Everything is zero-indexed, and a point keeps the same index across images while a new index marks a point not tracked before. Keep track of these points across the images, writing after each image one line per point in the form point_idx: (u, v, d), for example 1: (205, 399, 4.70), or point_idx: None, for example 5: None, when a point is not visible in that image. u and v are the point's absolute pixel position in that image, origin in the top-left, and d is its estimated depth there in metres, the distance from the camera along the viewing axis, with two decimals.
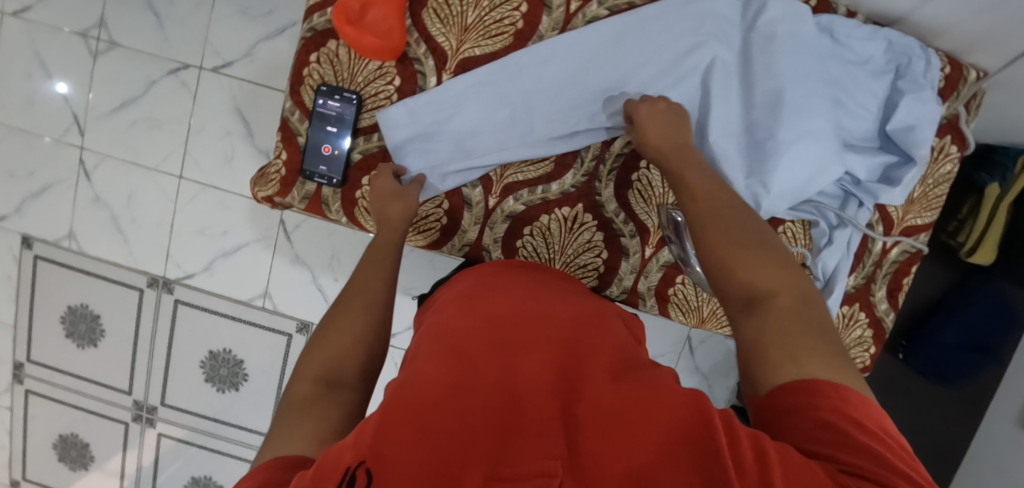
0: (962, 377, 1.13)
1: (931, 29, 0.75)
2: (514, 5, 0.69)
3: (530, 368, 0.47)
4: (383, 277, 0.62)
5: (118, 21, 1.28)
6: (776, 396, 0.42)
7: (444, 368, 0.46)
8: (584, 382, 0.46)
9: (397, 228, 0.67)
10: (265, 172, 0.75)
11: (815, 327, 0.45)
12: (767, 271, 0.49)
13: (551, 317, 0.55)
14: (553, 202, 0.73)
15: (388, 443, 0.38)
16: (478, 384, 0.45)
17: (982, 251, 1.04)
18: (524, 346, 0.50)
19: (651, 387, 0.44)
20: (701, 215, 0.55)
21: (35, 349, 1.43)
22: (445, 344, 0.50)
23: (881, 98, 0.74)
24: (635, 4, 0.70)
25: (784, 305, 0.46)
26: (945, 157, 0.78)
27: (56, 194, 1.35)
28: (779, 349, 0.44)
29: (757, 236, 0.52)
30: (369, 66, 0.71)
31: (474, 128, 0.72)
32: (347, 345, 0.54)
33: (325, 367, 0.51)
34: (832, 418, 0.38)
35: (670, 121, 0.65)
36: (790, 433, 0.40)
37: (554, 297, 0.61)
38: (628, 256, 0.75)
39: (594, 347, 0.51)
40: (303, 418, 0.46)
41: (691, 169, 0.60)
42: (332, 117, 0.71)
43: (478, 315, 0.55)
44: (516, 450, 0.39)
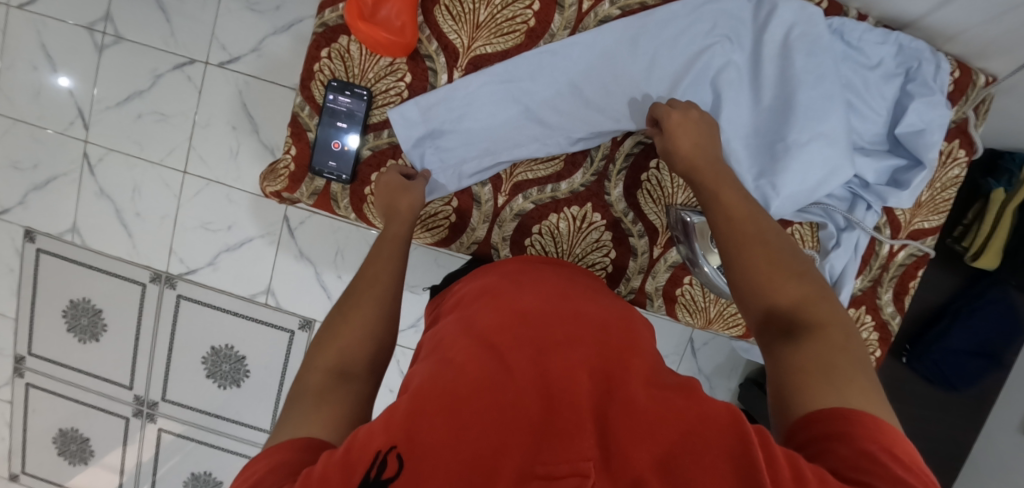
0: (966, 383, 1.13)
1: (941, 33, 0.75)
2: (526, 3, 0.69)
3: (564, 363, 0.47)
4: (392, 271, 0.61)
5: (125, 15, 1.28)
6: (816, 422, 0.42)
7: (477, 361, 0.47)
8: (619, 383, 0.46)
9: (405, 222, 0.66)
10: (274, 167, 0.75)
11: (859, 363, 0.46)
12: (815, 304, 0.50)
13: (582, 317, 0.55)
14: (562, 202, 0.74)
15: (420, 433, 0.40)
16: (511, 378, 0.45)
17: (986, 255, 1.05)
18: (557, 342, 0.50)
19: (688, 400, 0.45)
20: (741, 237, 0.55)
21: (36, 343, 1.42)
22: (476, 337, 0.51)
23: (891, 101, 0.74)
24: (647, 5, 0.70)
25: (830, 338, 0.48)
26: (953, 161, 0.78)
27: (59, 187, 1.35)
28: (821, 377, 0.45)
29: (802, 266, 0.53)
30: (381, 62, 0.71)
31: (485, 125, 0.71)
32: (358, 337, 0.54)
33: (337, 359, 0.51)
34: (871, 448, 0.39)
35: (698, 129, 0.64)
36: (826, 456, 0.40)
37: (584, 297, 0.61)
38: (636, 255, 0.75)
39: (627, 350, 0.51)
40: (316, 410, 0.46)
41: (727, 188, 0.59)
42: (343, 113, 0.71)
43: (509, 309, 0.55)
44: (547, 447, 0.40)
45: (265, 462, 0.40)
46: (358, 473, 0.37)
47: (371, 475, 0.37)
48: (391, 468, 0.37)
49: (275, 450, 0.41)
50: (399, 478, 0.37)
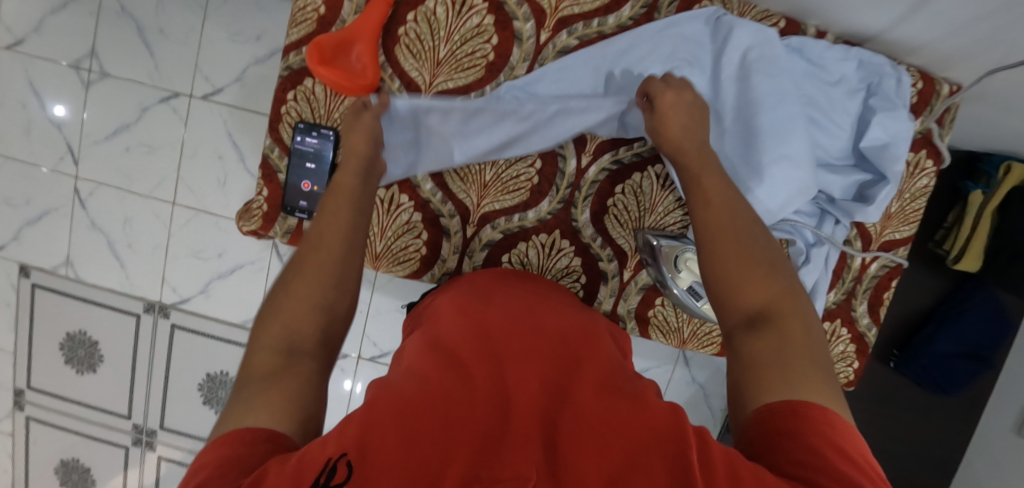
0: (958, 387, 1.10)
1: (904, 47, 0.75)
2: (485, 38, 0.70)
3: (520, 378, 0.49)
4: (347, 220, 0.59)
5: (109, 51, 1.30)
6: (768, 418, 0.44)
7: (436, 373, 0.48)
8: (571, 393, 0.48)
9: (354, 165, 0.63)
10: (249, 207, 0.76)
11: (816, 358, 0.47)
12: (779, 299, 0.51)
13: (543, 330, 0.57)
14: (530, 230, 0.74)
15: (371, 441, 0.40)
16: (467, 389, 0.47)
17: (968, 257, 1.02)
18: (515, 355, 0.52)
19: (638, 407, 0.46)
20: (717, 232, 0.56)
21: (35, 376, 1.44)
22: (438, 353, 0.52)
23: (854, 116, 0.74)
24: (605, 33, 0.71)
25: (791, 334, 0.49)
26: (921, 172, 0.78)
27: (53, 221, 1.37)
28: (776, 372, 0.46)
29: (773, 258, 0.54)
30: (345, 102, 0.72)
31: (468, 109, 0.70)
32: (307, 313, 0.52)
33: (286, 334, 0.51)
34: (816, 443, 0.40)
35: (693, 113, 0.64)
36: (775, 452, 0.41)
37: (551, 306, 0.64)
38: (607, 280, 0.75)
39: (584, 359, 0.54)
40: (265, 396, 0.46)
41: (709, 174, 0.60)
42: (311, 154, 0.72)
43: (475, 323, 0.58)
44: (493, 455, 0.41)
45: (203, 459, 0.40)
46: (308, 476, 0.37)
47: (319, 481, 0.36)
48: (340, 474, 0.37)
49: (235, 447, 0.41)
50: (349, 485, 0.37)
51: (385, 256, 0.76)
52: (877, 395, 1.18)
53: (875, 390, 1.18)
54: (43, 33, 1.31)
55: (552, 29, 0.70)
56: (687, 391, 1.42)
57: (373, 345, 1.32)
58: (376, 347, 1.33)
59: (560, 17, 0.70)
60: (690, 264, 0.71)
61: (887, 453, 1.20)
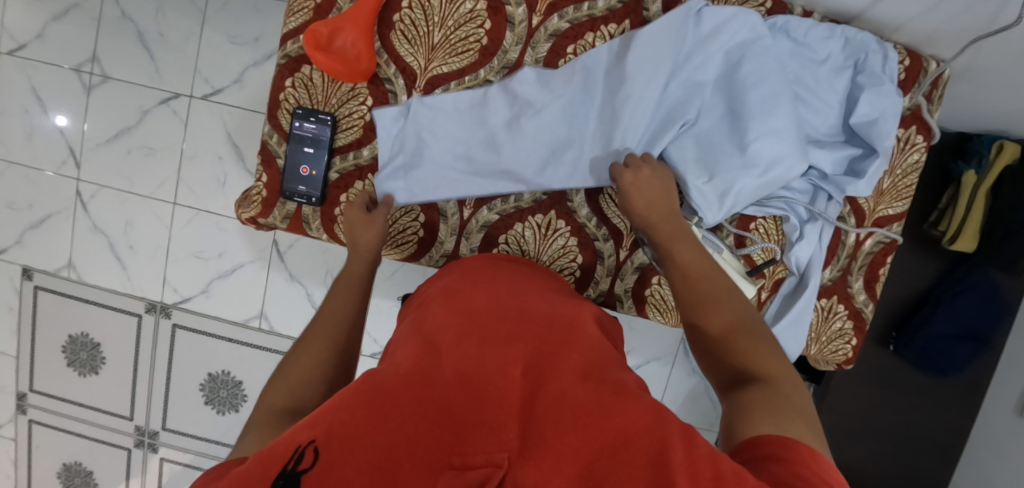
0: (956, 369, 1.11)
1: (888, 24, 0.76)
2: (478, 22, 0.71)
3: (499, 360, 0.50)
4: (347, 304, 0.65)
5: (110, 56, 1.32)
6: (751, 445, 0.43)
7: (415, 359, 0.49)
8: (549, 380, 0.49)
9: (364, 257, 0.69)
10: (248, 194, 0.76)
11: (802, 410, 0.47)
12: (770, 363, 0.51)
13: (527, 316, 0.58)
14: (526, 211, 0.75)
15: (342, 423, 0.41)
16: (444, 374, 0.47)
17: (964, 238, 1.02)
18: (495, 339, 0.53)
19: (618, 395, 0.47)
20: (696, 306, 0.59)
21: (37, 379, 1.44)
22: (422, 339, 0.53)
23: (841, 94, 0.75)
24: (595, 15, 0.72)
25: (780, 389, 0.48)
26: (912, 147, 0.79)
27: (54, 224, 1.38)
28: (765, 412, 0.46)
29: (756, 328, 0.56)
30: (343, 88, 0.73)
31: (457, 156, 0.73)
32: (306, 375, 0.55)
33: (289, 396, 0.53)
34: (802, 471, 0.39)
35: (655, 188, 0.67)
36: (761, 472, 0.40)
37: (535, 291, 0.64)
38: (602, 259, 0.76)
39: (566, 345, 0.54)
40: (259, 437, 0.47)
41: (684, 246, 0.64)
42: (310, 139, 0.72)
43: (460, 307, 0.58)
44: (464, 440, 0.41)
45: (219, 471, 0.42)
46: (277, 465, 0.38)
47: (289, 465, 0.37)
48: (307, 460, 0.38)
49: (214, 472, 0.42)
50: (313, 471, 0.37)
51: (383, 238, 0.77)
52: (879, 375, 1.17)
53: (875, 372, 1.18)
54: (45, 40, 1.33)
55: (543, 13, 0.71)
56: (688, 384, 1.42)
57: (374, 342, 1.33)
58: (376, 343, 1.34)
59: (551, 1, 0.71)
60: None
61: (891, 439, 1.19)
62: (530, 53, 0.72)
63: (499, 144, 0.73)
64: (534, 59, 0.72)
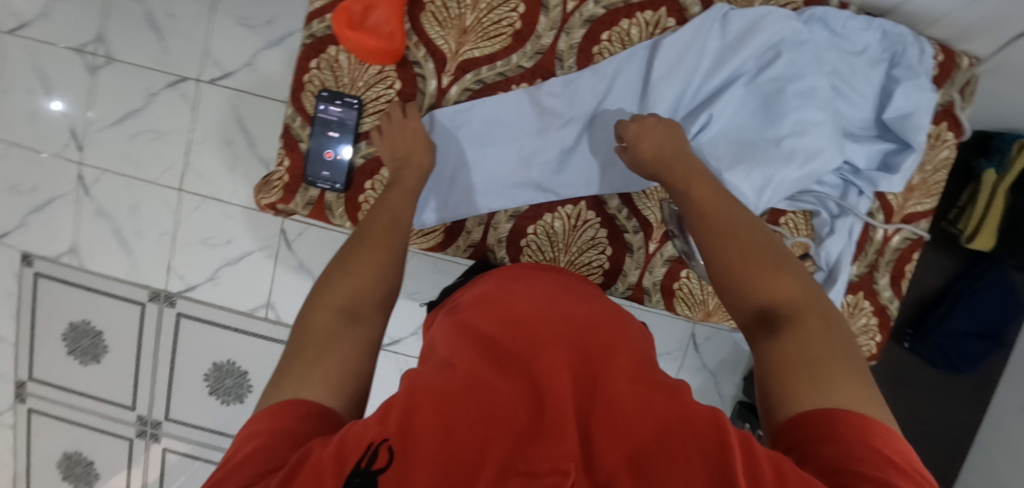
0: (970, 364, 1.09)
1: (927, 17, 0.73)
2: (511, 6, 0.69)
3: (552, 361, 0.49)
4: (402, 216, 0.62)
5: (115, 35, 1.26)
6: (797, 426, 0.42)
7: (467, 363, 0.48)
8: (603, 384, 0.47)
9: (416, 171, 0.66)
10: (268, 179, 0.74)
11: (846, 359, 0.46)
12: (792, 298, 0.50)
13: (571, 315, 0.56)
14: (556, 201, 0.73)
15: (410, 432, 0.40)
16: (499, 380, 0.46)
17: (982, 236, 1.01)
18: (542, 338, 0.52)
19: (674, 401, 0.46)
20: (712, 233, 0.56)
21: (37, 367, 1.41)
22: (471, 339, 0.53)
23: (877, 87, 0.73)
24: (630, 2, 0.70)
25: (809, 329, 0.48)
26: (942, 143, 0.76)
27: (56, 209, 1.34)
28: (806, 375, 0.45)
29: (780, 258, 0.53)
30: (370, 70, 0.70)
31: (492, 163, 0.72)
32: (364, 282, 0.54)
33: (348, 300, 0.52)
34: (854, 450, 0.39)
35: (662, 134, 0.66)
36: (814, 458, 0.40)
37: (577, 293, 0.62)
38: (632, 251, 0.74)
39: (617, 344, 0.53)
40: (321, 357, 0.47)
41: (698, 181, 0.60)
42: (335, 123, 0.70)
43: (501, 312, 0.57)
44: (527, 446, 0.41)
45: (261, 428, 0.42)
46: (349, 462, 0.38)
47: (363, 462, 0.38)
48: (382, 457, 0.39)
49: (277, 413, 0.43)
50: (389, 469, 0.38)
51: None
52: (889, 373, 1.18)
53: (886, 369, 1.18)
54: (49, 16, 1.27)
55: None
56: (698, 379, 1.41)
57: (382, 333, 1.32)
58: (385, 335, 1.33)
59: None
60: None
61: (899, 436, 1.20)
62: (565, 39, 0.70)
63: (527, 156, 0.72)
64: (568, 45, 0.70)
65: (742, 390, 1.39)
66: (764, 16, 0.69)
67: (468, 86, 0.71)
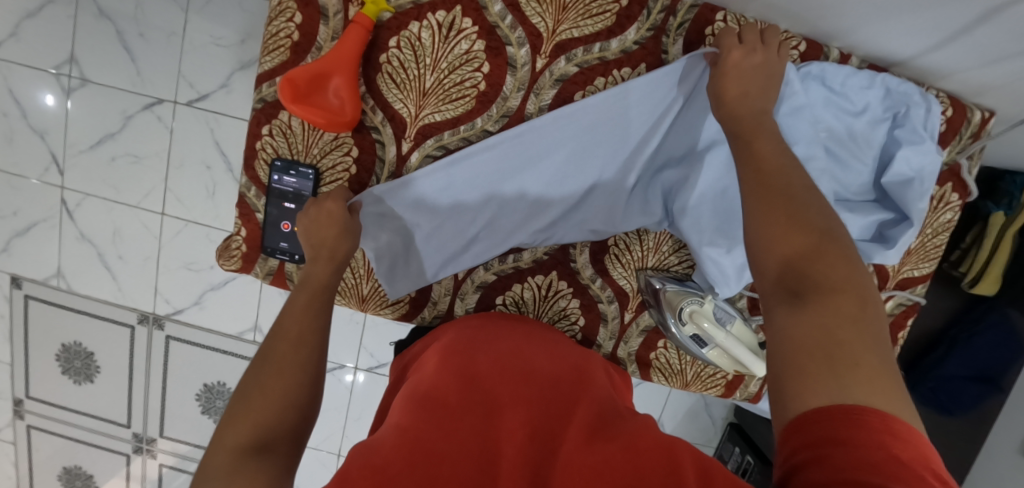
0: (963, 408, 1.04)
1: (935, 73, 0.66)
2: (475, 65, 0.64)
3: (506, 430, 0.50)
4: (313, 307, 0.59)
5: (88, 56, 1.22)
6: (805, 428, 0.38)
7: (419, 428, 0.49)
8: (557, 449, 0.49)
9: (327, 264, 0.62)
10: (227, 246, 0.70)
11: (869, 348, 0.40)
12: (831, 268, 0.44)
13: (530, 375, 0.58)
14: (526, 271, 0.70)
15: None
16: (448, 448, 0.47)
17: (986, 281, 0.95)
18: (502, 404, 0.54)
19: (627, 454, 0.46)
20: (761, 194, 0.50)
21: (33, 386, 1.43)
22: (425, 399, 0.53)
23: (877, 149, 0.67)
24: (607, 59, 0.64)
25: (843, 306, 0.42)
26: (945, 206, 0.71)
27: (41, 232, 1.33)
28: (823, 364, 0.40)
29: (829, 229, 0.47)
30: (325, 137, 0.66)
31: (458, 228, 0.68)
32: (275, 407, 0.50)
33: (256, 434, 0.47)
34: (873, 455, 0.34)
35: (752, 82, 0.57)
36: (821, 465, 0.35)
37: (539, 348, 0.64)
38: (606, 321, 0.71)
39: (569, 405, 0.55)
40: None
41: (763, 139, 0.54)
42: (290, 194, 0.66)
43: (462, 370, 0.58)
44: None
45: None
46: None
47: None
48: None
49: None
50: None
51: (372, 299, 0.72)
52: None
53: None
54: (20, 38, 1.23)
55: (549, 55, 0.64)
56: (689, 401, 1.38)
57: (370, 356, 1.29)
58: (372, 357, 1.29)
59: (558, 42, 0.64)
60: (695, 314, 0.66)
61: None
62: (533, 100, 0.65)
63: (496, 189, 0.66)
64: (537, 107, 0.66)
65: (735, 413, 1.37)
66: None
67: (430, 152, 0.66)
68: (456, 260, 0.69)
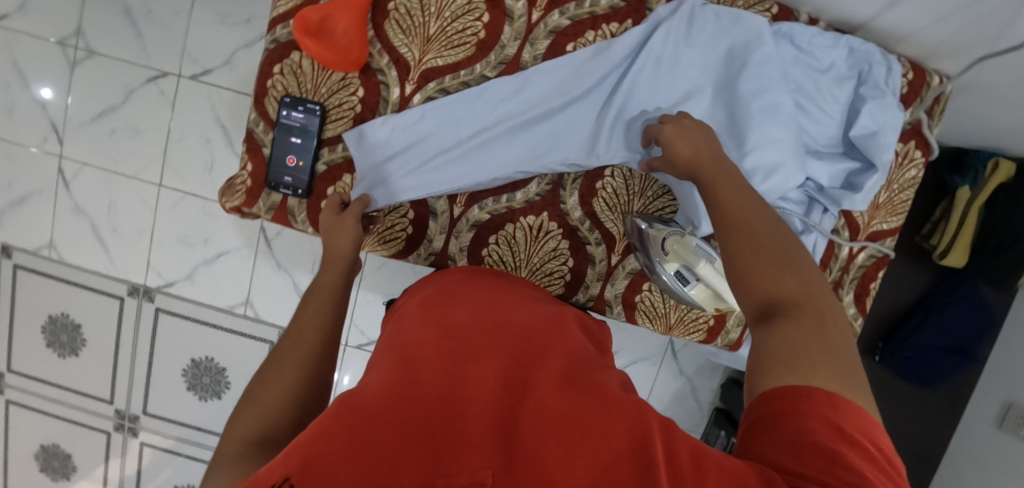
0: (939, 378, 1.08)
1: (895, 35, 0.73)
2: (475, 15, 0.69)
3: (478, 372, 0.45)
4: (327, 320, 0.60)
5: (96, 29, 1.26)
6: (760, 402, 0.38)
7: (390, 379, 0.43)
8: (534, 391, 0.43)
9: (337, 269, 0.66)
10: (231, 183, 0.74)
11: (842, 352, 0.41)
12: (789, 279, 0.45)
13: (505, 325, 0.53)
14: (519, 211, 0.74)
15: (314, 458, 0.35)
16: (420, 390, 0.42)
17: (955, 253, 1.00)
18: (475, 349, 0.48)
19: (608, 403, 0.42)
20: (731, 220, 0.50)
21: (15, 359, 1.42)
22: (394, 353, 0.48)
23: (844, 104, 0.73)
24: (596, 14, 0.70)
25: (804, 321, 0.42)
26: (909, 163, 0.76)
27: (36, 203, 1.34)
28: (781, 358, 0.40)
29: (789, 251, 0.48)
30: (333, 77, 0.71)
31: (457, 161, 0.72)
32: (279, 400, 0.50)
33: (262, 425, 0.47)
34: (815, 427, 0.35)
35: (696, 138, 0.58)
36: (772, 435, 0.36)
37: (513, 303, 0.59)
38: (594, 263, 0.76)
39: (546, 354, 0.49)
40: (231, 473, 0.41)
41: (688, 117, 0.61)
42: (297, 128, 0.71)
43: (437, 323, 0.53)
44: (441, 459, 0.36)
45: None
46: None
47: None
48: None
49: None
50: None
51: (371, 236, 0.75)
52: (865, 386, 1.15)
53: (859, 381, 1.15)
54: (29, 12, 1.27)
55: (544, 8, 0.69)
56: (675, 385, 1.39)
57: (360, 333, 1.26)
58: (363, 334, 1.27)
59: None
60: (678, 245, 0.68)
61: None
62: (529, 50, 0.70)
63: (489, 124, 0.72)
64: (532, 56, 0.71)
65: (719, 397, 1.38)
66: (727, 14, 0.69)
67: (431, 94, 0.72)
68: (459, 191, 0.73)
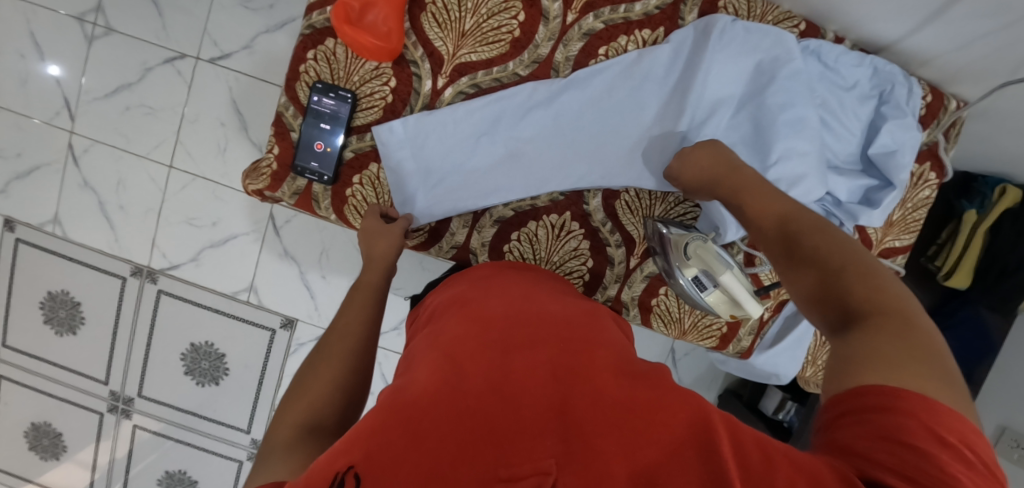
0: None
1: (917, 58, 0.74)
2: (512, 13, 0.70)
3: (526, 361, 0.45)
4: (363, 318, 0.62)
5: (116, 6, 1.25)
6: (846, 398, 0.39)
7: (440, 372, 0.44)
8: (584, 377, 0.44)
9: (379, 268, 0.68)
10: (257, 166, 0.75)
11: (931, 353, 0.40)
12: (873, 290, 0.45)
13: (545, 316, 0.53)
14: (541, 210, 0.77)
15: (377, 448, 0.38)
16: (473, 384, 0.43)
17: (959, 274, 1.02)
18: (520, 339, 0.49)
19: (659, 391, 0.43)
20: (813, 242, 0.52)
21: (11, 334, 1.40)
22: (439, 347, 0.49)
23: (864, 122, 0.74)
24: (630, 19, 0.71)
25: (887, 326, 0.42)
26: (924, 183, 0.78)
27: (42, 176, 1.33)
28: (865, 361, 0.40)
29: (859, 263, 0.48)
30: (366, 66, 0.72)
31: (483, 168, 0.75)
32: (324, 390, 0.53)
33: (310, 415, 0.51)
34: (906, 422, 0.35)
35: (720, 156, 0.64)
36: (860, 425, 0.37)
37: (548, 296, 0.59)
38: (613, 264, 0.78)
39: (590, 341, 0.49)
40: (285, 460, 0.45)
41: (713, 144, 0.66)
42: (326, 115, 0.72)
43: (477, 318, 0.53)
44: (502, 449, 0.38)
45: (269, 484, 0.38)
46: None
47: None
48: None
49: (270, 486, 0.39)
50: None
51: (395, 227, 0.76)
52: None
53: None
54: None
55: (579, 11, 0.71)
56: None
57: None
58: None
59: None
60: (700, 250, 0.69)
61: None
62: (562, 50, 0.72)
63: (516, 134, 0.75)
64: (565, 57, 0.72)
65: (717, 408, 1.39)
66: (758, 30, 0.70)
67: (463, 89, 0.73)
68: (483, 196, 0.76)
